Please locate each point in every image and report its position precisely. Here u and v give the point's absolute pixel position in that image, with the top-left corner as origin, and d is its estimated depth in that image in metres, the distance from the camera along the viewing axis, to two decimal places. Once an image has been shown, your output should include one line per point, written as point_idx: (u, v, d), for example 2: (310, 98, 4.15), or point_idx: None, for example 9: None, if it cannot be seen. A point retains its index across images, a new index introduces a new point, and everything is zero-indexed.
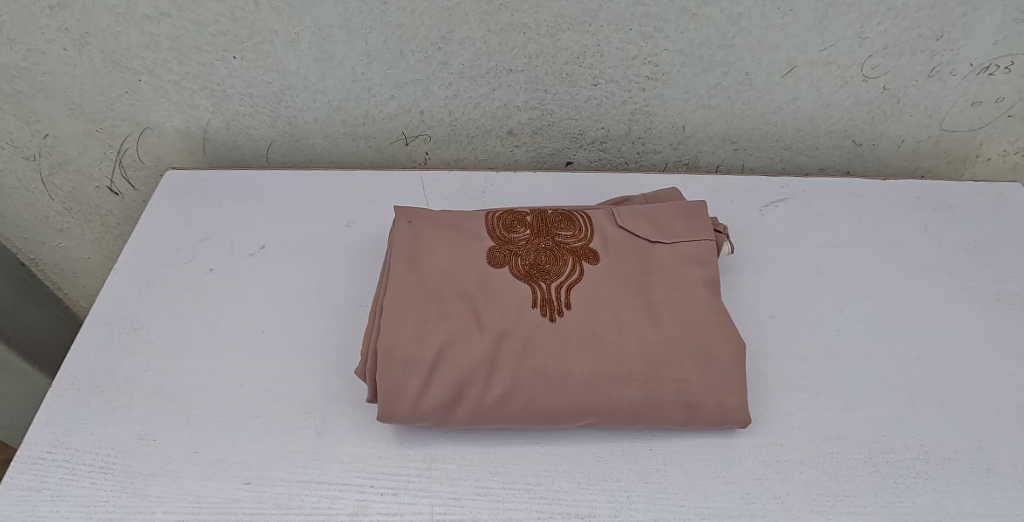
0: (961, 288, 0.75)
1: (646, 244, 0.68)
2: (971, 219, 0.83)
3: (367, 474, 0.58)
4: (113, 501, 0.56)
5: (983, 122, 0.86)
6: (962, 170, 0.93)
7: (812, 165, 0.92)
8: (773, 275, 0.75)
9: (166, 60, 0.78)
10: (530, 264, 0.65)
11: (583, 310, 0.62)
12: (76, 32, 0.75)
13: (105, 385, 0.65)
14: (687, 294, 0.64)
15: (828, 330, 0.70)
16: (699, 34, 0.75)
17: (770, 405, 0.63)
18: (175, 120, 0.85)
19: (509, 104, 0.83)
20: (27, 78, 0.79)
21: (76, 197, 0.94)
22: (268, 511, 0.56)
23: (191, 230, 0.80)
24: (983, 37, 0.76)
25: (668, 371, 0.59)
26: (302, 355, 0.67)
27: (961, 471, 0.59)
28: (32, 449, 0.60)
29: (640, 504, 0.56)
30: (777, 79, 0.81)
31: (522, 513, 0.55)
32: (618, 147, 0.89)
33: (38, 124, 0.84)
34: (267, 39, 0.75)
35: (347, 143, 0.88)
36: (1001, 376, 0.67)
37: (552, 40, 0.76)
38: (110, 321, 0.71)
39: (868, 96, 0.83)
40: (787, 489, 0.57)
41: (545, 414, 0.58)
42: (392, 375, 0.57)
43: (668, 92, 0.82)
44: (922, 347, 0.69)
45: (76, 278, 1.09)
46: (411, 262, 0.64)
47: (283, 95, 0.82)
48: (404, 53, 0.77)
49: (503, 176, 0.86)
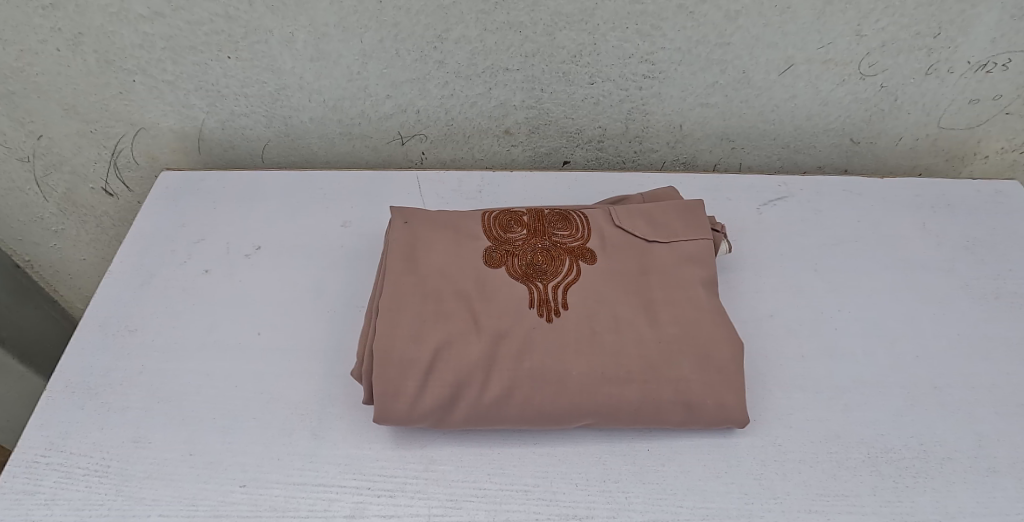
0: (960, 286, 0.75)
1: (643, 243, 0.68)
2: (969, 217, 0.83)
3: (365, 476, 0.57)
4: (108, 504, 0.56)
5: (981, 120, 0.86)
6: (960, 168, 0.93)
7: (810, 163, 0.92)
8: (772, 274, 0.75)
9: (161, 60, 0.77)
10: (527, 264, 0.65)
11: (581, 309, 0.62)
12: (69, 32, 0.74)
13: (100, 387, 0.64)
14: (686, 293, 0.63)
15: (827, 329, 0.70)
16: (696, 33, 0.75)
17: (769, 405, 0.63)
18: (170, 120, 0.84)
19: (505, 103, 0.82)
20: (20, 79, 0.78)
21: (71, 199, 0.94)
22: (264, 513, 0.55)
23: (186, 231, 0.80)
24: (982, 34, 0.76)
25: (667, 370, 0.59)
26: (298, 356, 0.66)
27: (961, 470, 0.59)
28: (27, 452, 0.59)
29: (639, 504, 0.56)
30: (775, 77, 0.80)
31: (520, 515, 0.55)
32: (615, 146, 0.89)
33: (32, 125, 0.83)
34: (262, 38, 0.75)
35: (344, 143, 0.88)
36: (1000, 375, 0.66)
37: (549, 39, 0.76)
38: (105, 323, 0.70)
39: (866, 94, 0.83)
40: (787, 489, 0.57)
41: (544, 415, 0.57)
42: (389, 376, 0.57)
43: (665, 91, 0.81)
44: (921, 345, 0.69)
45: (72, 279, 1.08)
46: (407, 263, 0.64)
47: (278, 95, 0.81)
48: (400, 52, 0.76)
49: (500, 175, 0.85)
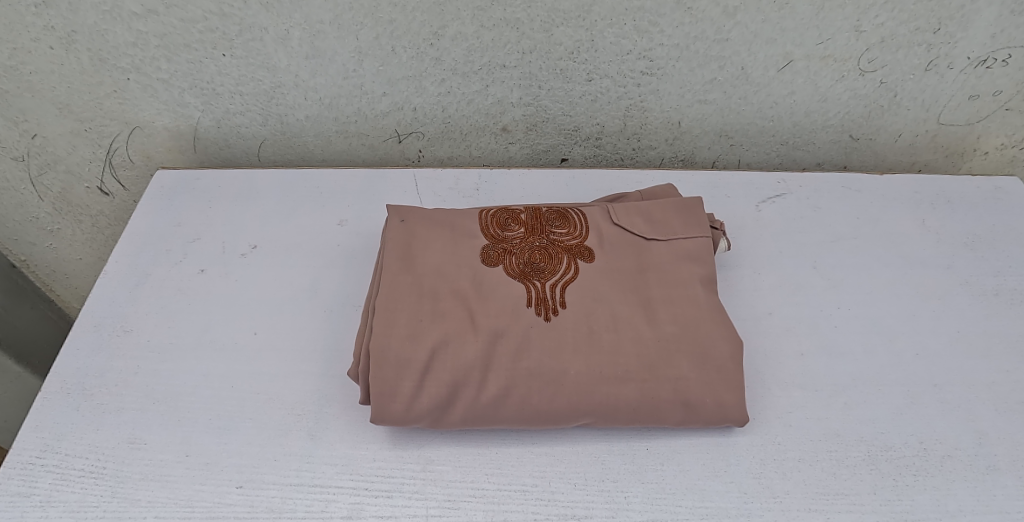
0: (960, 283, 0.75)
1: (641, 241, 0.67)
2: (969, 213, 0.82)
3: (362, 477, 0.57)
4: (103, 506, 0.56)
5: (981, 115, 0.85)
6: (960, 164, 0.92)
7: (809, 160, 0.92)
8: (771, 272, 0.74)
9: (155, 58, 0.77)
10: (525, 262, 0.65)
11: (579, 308, 0.61)
12: (62, 30, 0.73)
13: (95, 388, 0.64)
14: (684, 292, 0.63)
15: (827, 327, 0.69)
16: (694, 29, 0.75)
17: (768, 403, 0.62)
18: (165, 119, 0.84)
19: (503, 101, 0.82)
20: (14, 78, 0.78)
21: (66, 198, 0.93)
22: (261, 515, 0.55)
23: (182, 230, 0.79)
24: (981, 30, 0.76)
25: (665, 369, 0.58)
26: (294, 356, 0.66)
27: (961, 468, 0.59)
28: (22, 454, 0.59)
29: (638, 504, 0.55)
30: (773, 73, 0.80)
31: (518, 515, 0.55)
32: (613, 143, 0.88)
33: (26, 124, 0.83)
34: (256, 36, 0.74)
35: (340, 141, 0.87)
36: (1000, 371, 0.66)
37: (546, 35, 0.75)
38: (100, 323, 0.70)
39: (865, 90, 0.82)
40: (786, 488, 0.57)
41: (542, 414, 0.57)
42: (385, 376, 0.56)
43: (663, 87, 0.81)
44: (920, 343, 0.69)
45: (68, 279, 1.08)
46: (404, 261, 0.63)
47: (274, 93, 0.81)
48: (396, 49, 0.76)
49: (497, 173, 0.85)
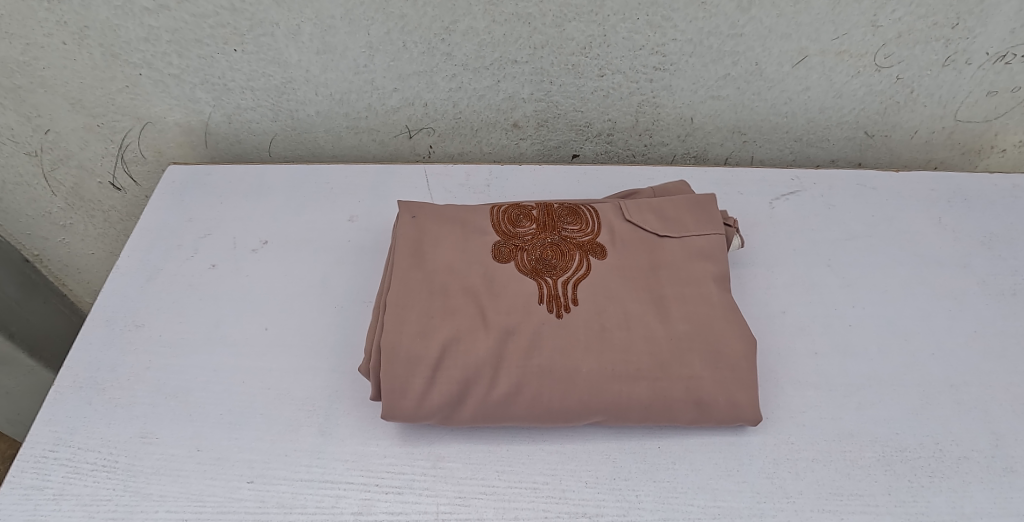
0: (978, 282, 0.73)
1: (654, 238, 0.67)
2: (987, 211, 0.81)
3: (373, 473, 0.57)
4: (115, 500, 0.56)
5: (999, 112, 0.84)
6: (977, 162, 0.91)
7: (823, 156, 0.91)
8: (785, 270, 0.74)
9: (166, 54, 0.77)
10: (536, 259, 0.64)
11: (590, 306, 0.61)
12: (75, 26, 0.74)
13: (107, 383, 0.64)
14: (697, 290, 0.62)
15: (842, 326, 0.69)
16: (708, 24, 0.74)
17: (782, 403, 0.62)
18: (176, 114, 0.84)
19: (513, 96, 0.81)
20: (27, 73, 0.78)
21: (79, 193, 0.94)
22: (271, 510, 0.55)
23: (193, 226, 0.79)
24: (1000, 25, 0.74)
25: (678, 367, 0.58)
26: (303, 352, 0.66)
27: (978, 470, 0.58)
28: (35, 447, 0.59)
29: (649, 503, 0.55)
30: (788, 69, 0.79)
31: (528, 512, 0.54)
32: (625, 139, 0.88)
33: (39, 120, 0.83)
34: (268, 31, 0.74)
35: (350, 136, 0.87)
36: (1017, 372, 0.65)
37: (557, 30, 0.74)
38: (111, 318, 0.70)
39: (881, 86, 0.81)
40: (799, 489, 0.56)
41: (552, 412, 0.57)
42: (396, 373, 0.56)
43: (676, 83, 0.80)
44: (936, 342, 0.68)
45: (80, 273, 1.08)
46: (415, 257, 0.63)
47: (285, 88, 0.80)
48: (407, 44, 0.75)
49: (508, 170, 0.84)
